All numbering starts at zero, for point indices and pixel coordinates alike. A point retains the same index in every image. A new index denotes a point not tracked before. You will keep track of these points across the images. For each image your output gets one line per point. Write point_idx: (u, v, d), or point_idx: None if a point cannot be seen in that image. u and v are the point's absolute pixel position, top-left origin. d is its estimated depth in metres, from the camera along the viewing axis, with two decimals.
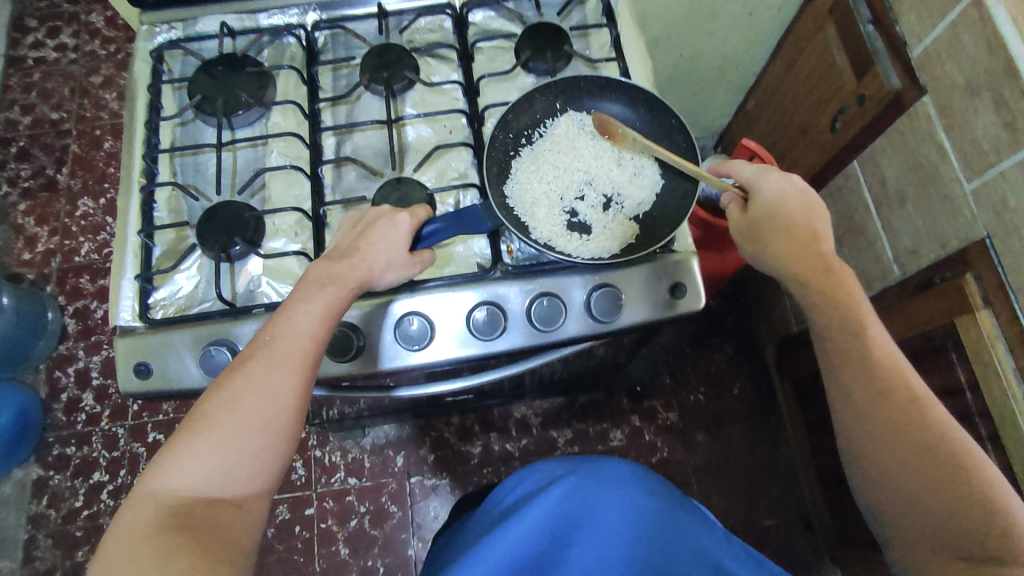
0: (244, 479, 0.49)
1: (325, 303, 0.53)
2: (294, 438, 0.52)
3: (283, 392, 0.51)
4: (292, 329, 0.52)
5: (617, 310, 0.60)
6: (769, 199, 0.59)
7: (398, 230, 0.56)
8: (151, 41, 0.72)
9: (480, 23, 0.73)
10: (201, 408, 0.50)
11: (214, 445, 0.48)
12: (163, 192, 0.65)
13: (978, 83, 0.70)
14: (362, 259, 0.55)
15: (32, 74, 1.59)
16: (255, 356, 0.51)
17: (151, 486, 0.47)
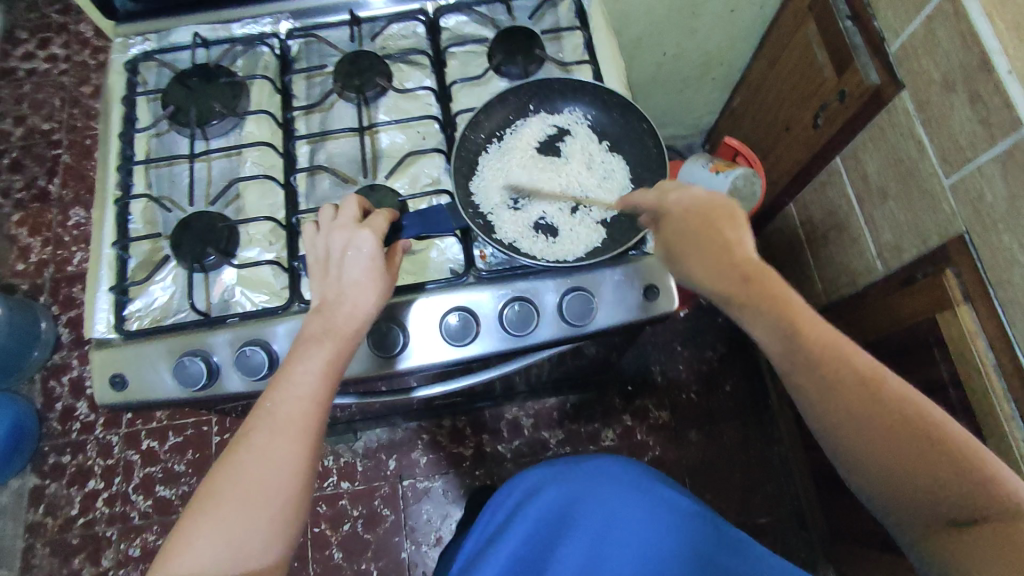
0: (259, 555, 0.49)
1: (323, 360, 0.53)
2: (304, 506, 0.52)
3: (288, 463, 0.50)
4: (293, 393, 0.52)
5: (589, 314, 0.60)
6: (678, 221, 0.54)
7: (364, 255, 0.55)
8: (125, 53, 0.72)
9: (453, 28, 0.73)
10: (209, 485, 0.50)
11: (224, 523, 0.48)
12: (139, 204, 0.65)
13: (954, 78, 0.69)
14: (353, 305, 0.54)
15: (24, 85, 1.60)
16: (256, 426, 0.51)
17: (164, 570, 0.47)
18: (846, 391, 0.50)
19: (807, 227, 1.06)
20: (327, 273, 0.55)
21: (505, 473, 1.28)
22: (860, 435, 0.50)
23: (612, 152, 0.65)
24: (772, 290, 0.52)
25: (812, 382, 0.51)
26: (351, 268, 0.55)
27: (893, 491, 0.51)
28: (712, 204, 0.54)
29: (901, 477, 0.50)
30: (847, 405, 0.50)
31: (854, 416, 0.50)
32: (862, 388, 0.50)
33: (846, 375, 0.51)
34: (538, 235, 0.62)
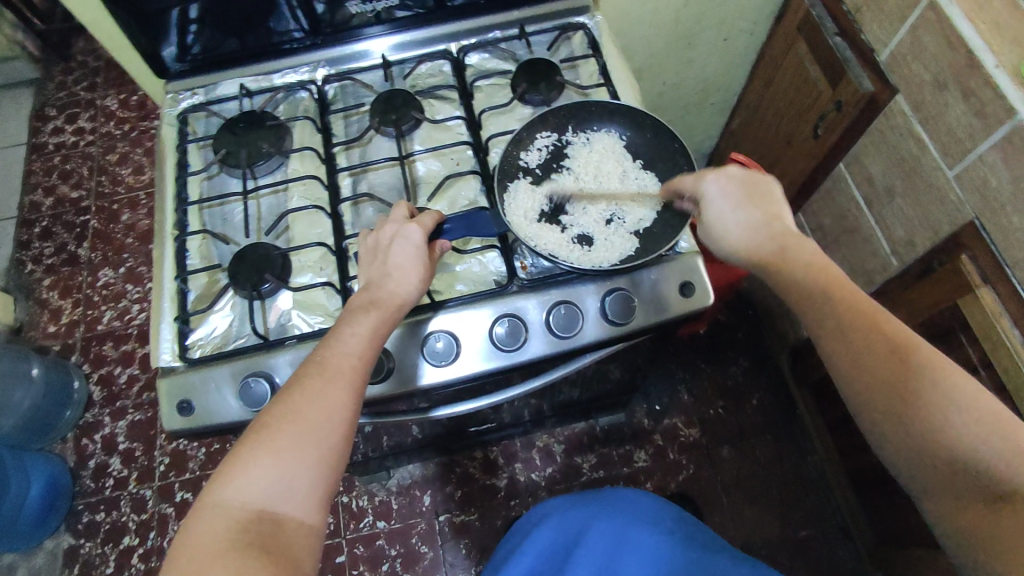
0: (306, 495, 0.49)
1: (373, 323, 0.56)
2: (349, 454, 0.53)
3: (339, 407, 0.52)
4: (344, 347, 0.55)
5: (631, 312, 0.63)
6: (720, 208, 0.61)
7: (411, 242, 0.60)
8: (176, 107, 0.79)
9: (477, 64, 0.79)
10: (263, 423, 0.51)
11: (276, 457, 0.49)
12: (195, 241, 0.70)
13: (944, 77, 0.74)
14: (398, 283, 0.58)
15: (53, 158, 1.68)
16: (309, 372, 0.53)
17: (218, 498, 0.48)
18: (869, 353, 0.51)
19: (818, 233, 1.11)
20: (375, 259, 0.60)
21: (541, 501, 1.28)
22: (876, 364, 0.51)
23: (645, 170, 0.68)
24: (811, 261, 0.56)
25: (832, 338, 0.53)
26: (396, 255, 0.59)
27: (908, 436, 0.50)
28: (752, 186, 0.61)
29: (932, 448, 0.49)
30: (872, 364, 0.51)
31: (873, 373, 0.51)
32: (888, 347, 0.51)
33: (877, 344, 0.52)
34: (574, 244, 0.64)
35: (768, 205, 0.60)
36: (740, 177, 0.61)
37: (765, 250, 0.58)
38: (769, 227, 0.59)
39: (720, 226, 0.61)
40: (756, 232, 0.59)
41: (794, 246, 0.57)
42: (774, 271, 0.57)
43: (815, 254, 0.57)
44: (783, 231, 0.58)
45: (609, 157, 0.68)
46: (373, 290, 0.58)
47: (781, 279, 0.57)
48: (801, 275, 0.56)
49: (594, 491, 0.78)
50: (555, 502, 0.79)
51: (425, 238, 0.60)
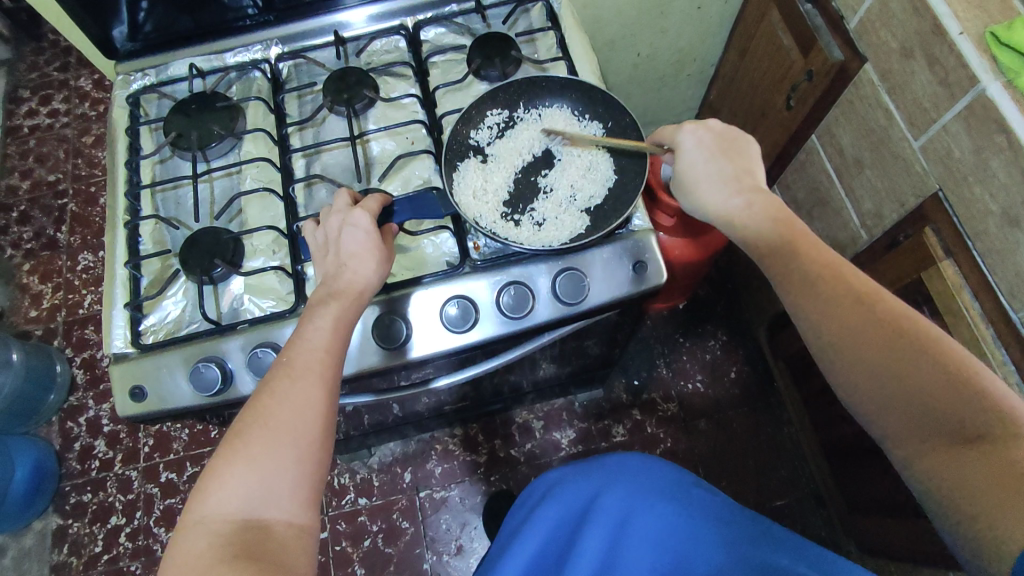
0: (289, 497, 0.50)
1: (333, 316, 0.56)
2: (330, 451, 0.53)
3: (310, 405, 0.53)
4: (307, 344, 0.55)
5: (582, 290, 0.63)
6: (691, 160, 0.63)
7: (360, 229, 0.59)
8: (127, 88, 0.77)
9: (433, 40, 0.77)
10: (235, 432, 0.52)
11: (253, 465, 0.50)
12: (148, 226, 0.69)
13: (911, 45, 0.73)
14: (355, 272, 0.58)
15: (28, 140, 1.66)
16: (275, 376, 0.54)
17: (203, 513, 0.49)
18: (845, 314, 0.53)
19: (792, 206, 1.10)
20: (328, 253, 0.60)
21: (521, 477, 1.29)
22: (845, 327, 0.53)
23: (599, 145, 0.67)
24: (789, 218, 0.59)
25: (811, 299, 0.55)
26: (347, 243, 0.59)
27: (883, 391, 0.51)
28: (730, 141, 0.63)
29: (905, 408, 0.50)
30: (846, 323, 0.53)
31: (850, 335, 0.53)
32: (861, 308, 0.53)
33: (840, 293, 0.54)
34: (525, 223, 0.64)
35: (742, 159, 0.63)
36: (717, 131, 0.63)
37: (735, 205, 0.61)
38: (738, 178, 0.62)
39: (690, 175, 0.63)
40: (729, 181, 0.62)
41: (763, 202, 0.60)
42: (740, 224, 0.60)
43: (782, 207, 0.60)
44: (749, 185, 0.61)
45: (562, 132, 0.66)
46: (330, 283, 0.58)
47: (743, 231, 0.60)
48: (767, 232, 0.59)
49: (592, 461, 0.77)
50: (558, 473, 0.77)
51: (374, 223, 0.59)
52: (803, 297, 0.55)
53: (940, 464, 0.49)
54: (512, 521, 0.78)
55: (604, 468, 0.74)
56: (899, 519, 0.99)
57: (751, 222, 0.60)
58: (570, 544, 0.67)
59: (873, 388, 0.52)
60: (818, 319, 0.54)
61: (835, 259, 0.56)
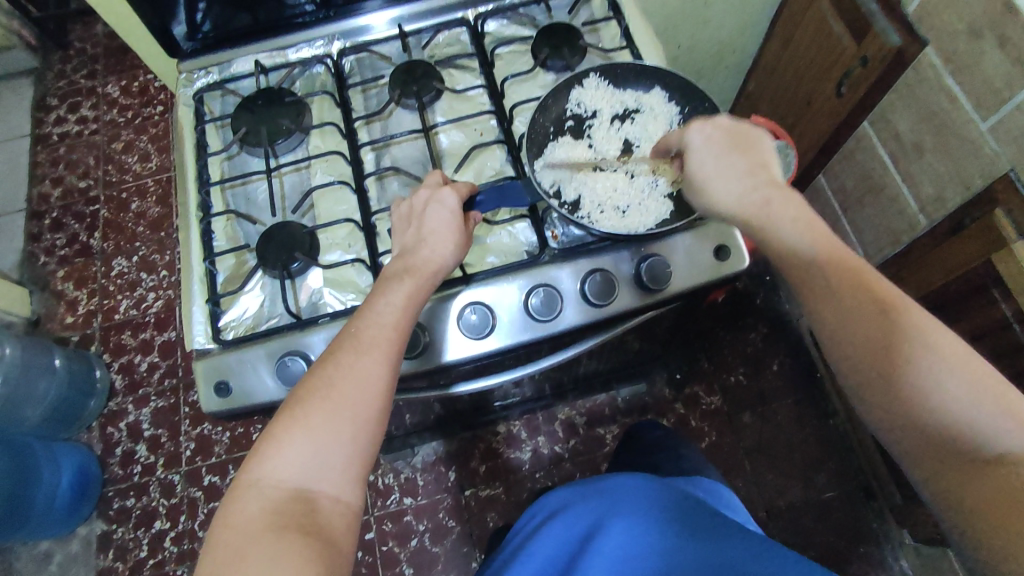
0: (339, 471, 0.49)
1: (406, 294, 0.55)
2: (383, 429, 0.52)
3: (372, 380, 0.52)
4: (377, 319, 0.54)
5: (668, 277, 0.62)
6: (700, 162, 0.59)
7: (446, 208, 0.59)
8: (190, 86, 0.77)
9: (495, 32, 0.77)
10: (298, 399, 0.51)
11: (312, 435, 0.49)
12: (220, 222, 0.69)
13: (979, 26, 0.72)
14: (432, 250, 0.57)
15: (59, 148, 1.66)
16: (341, 346, 0.53)
17: (256, 476, 0.48)
18: (859, 322, 0.50)
19: (840, 194, 1.10)
20: (410, 223, 0.60)
21: (565, 473, 1.29)
22: (864, 338, 0.49)
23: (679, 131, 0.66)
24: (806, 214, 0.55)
25: (826, 303, 0.52)
26: (431, 221, 0.58)
27: (903, 422, 0.47)
28: (738, 136, 0.59)
29: (928, 431, 0.46)
30: (856, 332, 0.50)
31: (854, 341, 0.50)
32: (877, 313, 0.49)
33: (862, 296, 0.50)
34: (610, 209, 0.63)
35: (754, 154, 0.59)
36: (725, 128, 0.59)
37: (743, 202, 0.56)
38: (754, 175, 0.57)
39: (697, 171, 0.59)
40: (741, 180, 0.57)
41: (776, 200, 0.56)
42: (760, 224, 0.56)
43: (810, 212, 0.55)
44: (767, 181, 0.57)
45: (643, 122, 0.66)
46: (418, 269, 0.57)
47: (762, 230, 0.56)
48: (794, 237, 0.54)
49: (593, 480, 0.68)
50: (564, 493, 0.68)
51: (460, 203, 0.59)
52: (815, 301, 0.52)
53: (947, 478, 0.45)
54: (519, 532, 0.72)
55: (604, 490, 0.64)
56: None
57: (759, 224, 0.56)
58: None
59: (894, 412, 0.48)
60: (831, 322, 0.51)
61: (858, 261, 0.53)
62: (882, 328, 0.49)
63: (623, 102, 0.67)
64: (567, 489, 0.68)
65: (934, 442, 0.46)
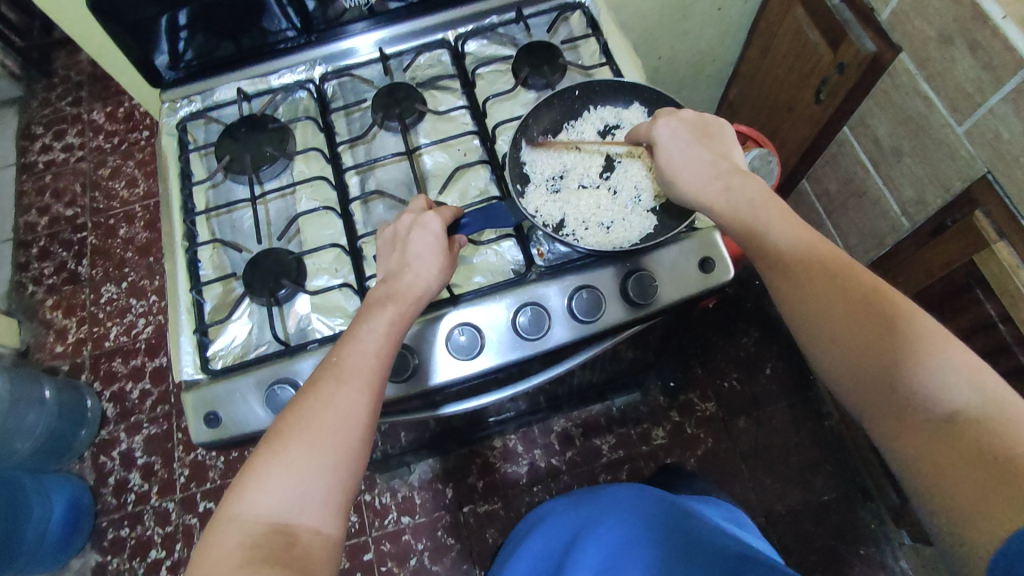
0: (322, 503, 0.49)
1: (387, 321, 0.56)
2: (366, 458, 0.52)
3: (353, 411, 0.51)
4: (360, 347, 0.55)
5: (653, 291, 0.63)
6: (670, 149, 0.60)
7: (430, 232, 0.59)
8: (174, 115, 0.77)
9: (476, 52, 0.77)
10: (278, 432, 0.51)
11: (290, 467, 0.49)
12: (206, 251, 0.69)
13: (950, 32, 0.74)
14: (416, 275, 0.58)
15: (44, 176, 1.66)
16: (323, 377, 0.53)
17: (233, 512, 0.48)
18: (835, 305, 0.48)
19: (824, 199, 1.11)
20: (393, 248, 0.60)
21: (563, 485, 1.28)
22: (820, 300, 0.49)
23: None
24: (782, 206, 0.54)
25: (800, 294, 0.50)
26: (415, 244, 0.59)
27: (860, 385, 0.46)
28: (705, 126, 0.60)
29: (890, 396, 0.45)
30: (815, 297, 0.49)
31: (826, 320, 0.48)
32: (858, 299, 0.47)
33: (816, 264, 0.50)
34: (593, 226, 0.64)
35: (720, 145, 0.60)
36: (690, 120, 0.61)
37: (708, 189, 0.57)
38: (717, 162, 0.58)
39: (664, 160, 0.60)
40: (706, 168, 0.58)
41: (739, 185, 0.56)
42: (721, 209, 0.56)
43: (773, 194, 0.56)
44: (729, 169, 0.58)
45: (625, 136, 0.66)
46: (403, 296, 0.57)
47: (725, 214, 0.56)
48: (758, 213, 0.54)
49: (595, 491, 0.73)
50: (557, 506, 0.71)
51: (444, 227, 0.59)
52: (795, 288, 0.51)
53: (926, 462, 0.42)
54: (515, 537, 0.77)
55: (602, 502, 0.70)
56: None
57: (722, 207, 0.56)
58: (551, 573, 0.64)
59: (855, 374, 0.46)
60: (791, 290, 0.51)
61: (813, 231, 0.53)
62: (837, 290, 0.48)
63: (603, 119, 0.67)
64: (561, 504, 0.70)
65: (916, 428, 0.43)
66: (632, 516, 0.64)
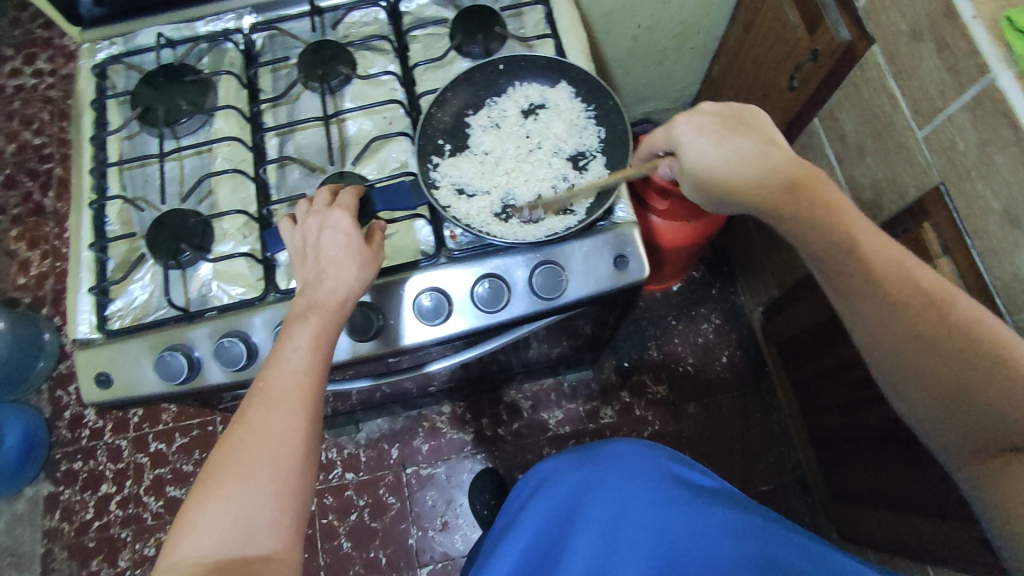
0: (268, 531, 0.47)
1: (312, 334, 0.52)
2: (311, 480, 0.50)
3: (289, 434, 0.49)
4: (286, 366, 0.51)
5: (560, 285, 0.60)
6: (707, 152, 0.55)
7: (341, 232, 0.55)
8: (93, 58, 0.73)
9: (414, 11, 0.72)
10: (211, 469, 0.48)
11: (229, 503, 0.46)
12: (114, 206, 0.67)
13: (921, 28, 0.68)
14: (336, 281, 0.54)
15: (13, 102, 1.61)
16: (252, 403, 0.50)
17: (175, 557, 0.45)
18: (908, 333, 0.50)
19: None
20: (306, 259, 0.55)
21: (507, 455, 1.30)
22: (880, 303, 0.50)
23: (589, 131, 0.64)
24: (826, 205, 0.53)
25: (857, 297, 0.51)
26: (328, 248, 0.55)
27: (925, 395, 0.51)
28: (731, 118, 0.56)
29: (946, 405, 0.50)
30: (879, 298, 0.50)
31: (891, 326, 0.50)
32: (908, 300, 0.50)
33: (875, 266, 0.51)
34: (500, 212, 0.62)
35: (755, 133, 0.56)
36: (716, 112, 0.57)
37: (768, 184, 0.53)
38: (766, 153, 0.54)
39: (716, 170, 0.55)
40: (753, 165, 0.54)
41: (803, 182, 0.53)
42: (783, 211, 0.54)
43: (818, 181, 0.53)
44: (781, 157, 0.54)
45: (548, 119, 0.64)
46: (309, 292, 0.54)
47: (795, 217, 0.53)
48: (807, 220, 0.53)
49: (588, 449, 0.78)
50: (557, 460, 0.79)
51: (355, 224, 0.56)
52: (864, 312, 0.51)
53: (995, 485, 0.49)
54: (507, 512, 0.81)
55: (604, 463, 0.74)
56: (881, 513, 0.98)
57: (783, 207, 0.53)
58: (561, 539, 0.69)
59: (916, 383, 0.51)
60: (851, 290, 0.52)
61: (852, 220, 0.53)
62: (891, 304, 0.50)
63: (528, 97, 0.66)
64: (559, 459, 0.79)
65: (973, 443, 0.50)
66: (639, 475, 0.72)
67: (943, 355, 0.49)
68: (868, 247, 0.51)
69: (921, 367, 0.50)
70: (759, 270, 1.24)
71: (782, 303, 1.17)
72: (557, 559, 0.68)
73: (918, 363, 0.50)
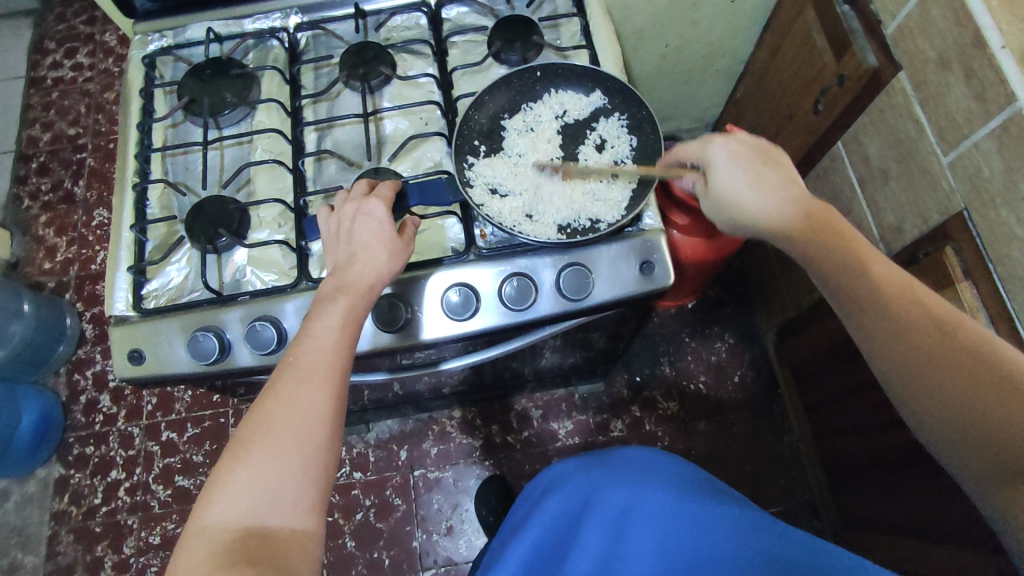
0: (294, 502, 0.48)
1: (341, 314, 0.54)
2: (336, 455, 0.51)
3: (317, 407, 0.50)
4: (315, 343, 0.53)
5: (587, 286, 0.62)
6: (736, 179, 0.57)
7: (375, 219, 0.57)
8: (143, 49, 0.76)
9: (454, 18, 0.75)
10: (240, 436, 0.50)
11: (256, 470, 0.48)
12: (156, 190, 0.69)
13: (948, 56, 0.69)
14: (365, 265, 0.55)
15: (52, 92, 1.66)
16: (281, 377, 0.51)
17: (203, 521, 0.46)
18: (911, 339, 0.51)
19: None
20: (338, 242, 0.57)
21: (514, 463, 1.30)
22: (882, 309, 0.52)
23: (621, 140, 0.66)
24: (838, 231, 0.55)
25: (861, 305, 0.53)
26: (362, 233, 0.56)
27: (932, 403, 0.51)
28: (759, 151, 0.59)
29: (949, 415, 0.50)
30: (881, 304, 0.52)
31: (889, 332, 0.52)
32: (906, 304, 0.52)
33: (874, 273, 0.53)
34: (533, 214, 0.64)
35: (780, 168, 0.58)
36: (748, 142, 0.59)
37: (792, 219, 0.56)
38: (788, 188, 0.57)
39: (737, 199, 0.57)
40: (778, 197, 0.56)
41: (820, 215, 0.55)
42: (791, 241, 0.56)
43: (835, 219, 0.56)
44: (801, 193, 0.57)
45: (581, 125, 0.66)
46: (340, 274, 0.55)
47: (805, 251, 0.56)
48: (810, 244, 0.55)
49: (599, 453, 0.79)
50: (568, 463, 0.80)
51: (389, 214, 0.57)
52: (868, 320, 0.53)
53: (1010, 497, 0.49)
54: (515, 515, 0.81)
55: (614, 464, 0.75)
56: (888, 539, 0.97)
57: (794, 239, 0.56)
58: (569, 537, 0.70)
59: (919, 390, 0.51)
60: (854, 298, 0.54)
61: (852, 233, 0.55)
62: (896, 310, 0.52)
63: (563, 104, 0.68)
64: (569, 462, 0.79)
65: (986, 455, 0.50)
66: (647, 476, 0.72)
67: (947, 359, 0.50)
68: (867, 256, 0.54)
69: (926, 373, 0.51)
70: (775, 290, 1.25)
71: (797, 325, 1.17)
72: (565, 555, 0.68)
73: (924, 369, 0.51)
